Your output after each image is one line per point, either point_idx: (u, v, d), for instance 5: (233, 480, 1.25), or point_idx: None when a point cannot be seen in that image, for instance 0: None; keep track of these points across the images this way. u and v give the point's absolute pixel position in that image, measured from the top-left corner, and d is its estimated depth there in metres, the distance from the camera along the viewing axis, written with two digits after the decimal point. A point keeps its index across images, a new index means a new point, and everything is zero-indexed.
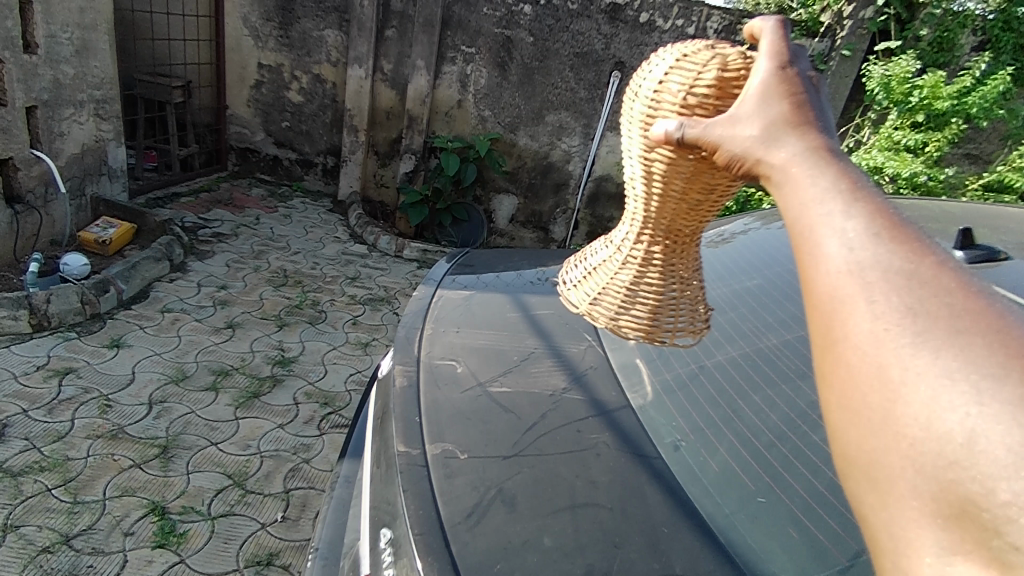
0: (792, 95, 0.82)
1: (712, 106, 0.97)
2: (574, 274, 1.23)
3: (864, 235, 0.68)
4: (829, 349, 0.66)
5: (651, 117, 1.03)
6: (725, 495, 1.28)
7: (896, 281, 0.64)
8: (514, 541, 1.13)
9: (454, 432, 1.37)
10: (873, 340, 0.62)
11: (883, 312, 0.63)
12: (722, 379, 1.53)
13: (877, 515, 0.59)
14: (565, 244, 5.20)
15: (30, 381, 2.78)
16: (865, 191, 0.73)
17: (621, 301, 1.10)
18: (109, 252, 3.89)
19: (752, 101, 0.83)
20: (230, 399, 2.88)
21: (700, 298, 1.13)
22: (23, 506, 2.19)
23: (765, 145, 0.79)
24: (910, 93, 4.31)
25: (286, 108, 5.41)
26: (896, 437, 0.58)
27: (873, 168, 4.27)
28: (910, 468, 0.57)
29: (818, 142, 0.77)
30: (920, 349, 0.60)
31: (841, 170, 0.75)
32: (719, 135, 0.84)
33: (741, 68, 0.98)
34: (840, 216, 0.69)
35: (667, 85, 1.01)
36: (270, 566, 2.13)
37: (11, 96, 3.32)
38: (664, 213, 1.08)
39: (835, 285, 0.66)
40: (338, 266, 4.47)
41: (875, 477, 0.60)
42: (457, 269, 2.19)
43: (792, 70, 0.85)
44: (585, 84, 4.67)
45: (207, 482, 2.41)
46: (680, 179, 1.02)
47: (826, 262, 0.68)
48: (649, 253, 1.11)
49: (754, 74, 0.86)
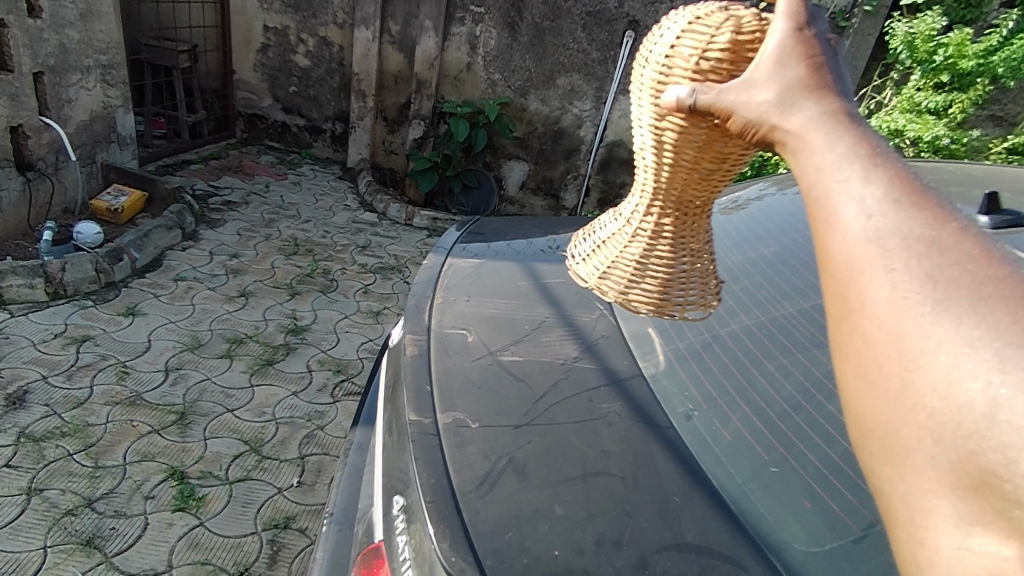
0: (809, 58, 0.78)
1: (726, 71, 0.92)
2: (582, 248, 1.20)
3: (884, 202, 0.65)
4: (845, 320, 0.64)
5: (662, 84, 0.99)
6: (736, 464, 1.27)
7: (916, 249, 0.62)
8: (526, 509, 1.14)
9: (465, 400, 1.37)
10: (892, 309, 0.60)
11: (902, 281, 0.60)
12: (735, 349, 1.51)
13: (892, 487, 0.58)
14: (576, 212, 5.11)
15: (48, 348, 2.83)
16: (884, 157, 0.69)
17: (631, 275, 1.08)
18: (121, 220, 3.90)
19: (767, 65, 0.79)
20: (245, 366, 2.92)
21: (710, 271, 1.11)
22: (47, 470, 2.25)
23: (781, 111, 0.75)
24: (934, 52, 4.15)
25: (293, 73, 5.33)
26: (915, 408, 0.56)
27: (894, 131, 4.17)
28: (928, 438, 0.55)
29: (836, 107, 0.74)
30: (940, 318, 0.57)
31: (861, 135, 0.71)
32: (733, 101, 0.81)
33: (756, 30, 0.93)
34: (859, 182, 0.66)
35: (678, 49, 0.97)
36: (288, 529, 2.18)
37: (17, 62, 3.29)
38: (674, 183, 1.05)
39: (853, 254, 0.64)
40: (348, 234, 4.46)
41: (891, 448, 0.58)
42: (467, 236, 2.17)
43: (810, 32, 0.81)
44: (597, 45, 4.53)
45: (224, 448, 2.46)
46: (691, 148, 0.99)
47: (844, 230, 0.65)
48: (659, 225, 1.08)
49: (769, 37, 0.82)
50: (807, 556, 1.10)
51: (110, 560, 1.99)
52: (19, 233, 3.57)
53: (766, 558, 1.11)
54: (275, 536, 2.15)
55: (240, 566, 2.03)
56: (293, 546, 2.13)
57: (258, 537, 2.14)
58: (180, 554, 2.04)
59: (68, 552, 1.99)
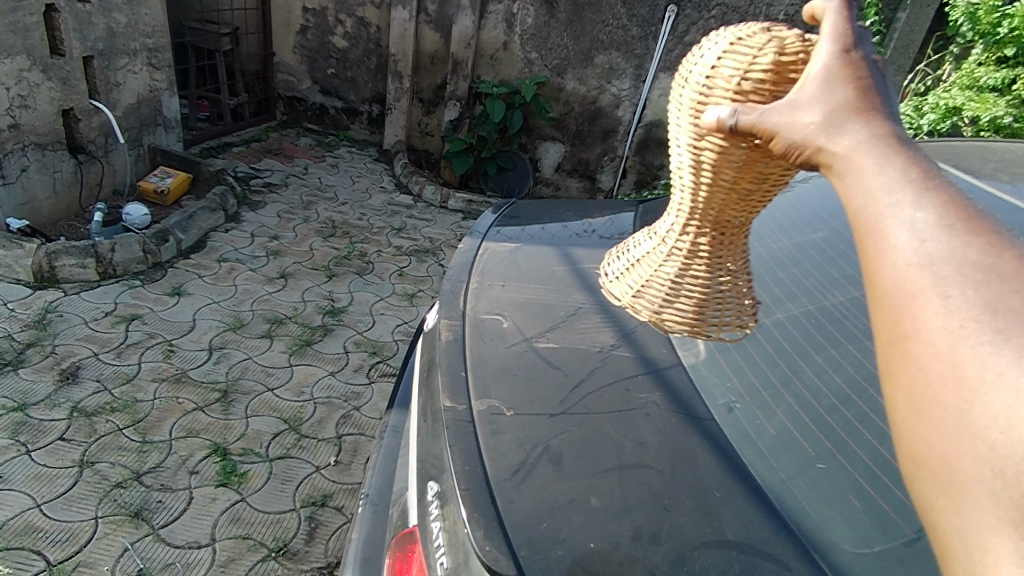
0: (857, 79, 0.74)
1: (768, 93, 0.87)
2: (615, 267, 1.16)
3: (936, 226, 0.62)
4: (896, 347, 0.61)
5: (702, 104, 0.93)
6: (780, 460, 1.23)
7: (971, 276, 0.59)
8: (561, 499, 1.12)
9: (500, 387, 1.35)
10: (947, 337, 0.57)
11: (958, 309, 0.58)
12: (781, 339, 1.45)
13: (946, 521, 0.55)
14: (612, 194, 5.01)
15: (99, 326, 2.93)
16: (936, 181, 0.66)
17: (665, 293, 1.04)
18: (167, 202, 4.01)
19: (813, 85, 0.75)
20: (284, 346, 2.98)
21: (747, 291, 1.06)
22: (98, 444, 2.34)
23: (826, 132, 0.71)
24: (999, 23, 3.90)
25: (331, 54, 5.36)
26: (971, 437, 0.54)
27: (950, 109, 3.93)
28: (987, 470, 0.52)
29: (884, 129, 0.70)
30: (1000, 349, 0.55)
31: (911, 158, 0.68)
32: (776, 122, 0.76)
33: (800, 52, 0.88)
34: (909, 207, 0.63)
35: (719, 70, 0.91)
36: (325, 507, 2.23)
37: (68, 46, 3.39)
38: (712, 203, 0.99)
39: (905, 279, 0.61)
40: (384, 216, 4.48)
41: (946, 480, 0.55)
42: (503, 220, 2.14)
43: (858, 54, 0.77)
44: (638, 21, 4.40)
45: (265, 426, 2.52)
46: (730, 169, 0.93)
47: (896, 253, 0.62)
48: (695, 244, 1.03)
49: (814, 58, 0.78)
50: (857, 558, 1.05)
51: (157, 532, 2.06)
52: (72, 214, 3.71)
53: (815, 559, 1.07)
54: (312, 514, 2.20)
55: (279, 542, 2.08)
56: (329, 524, 2.17)
57: (297, 513, 2.19)
58: (223, 528, 2.10)
59: (117, 523, 2.07)
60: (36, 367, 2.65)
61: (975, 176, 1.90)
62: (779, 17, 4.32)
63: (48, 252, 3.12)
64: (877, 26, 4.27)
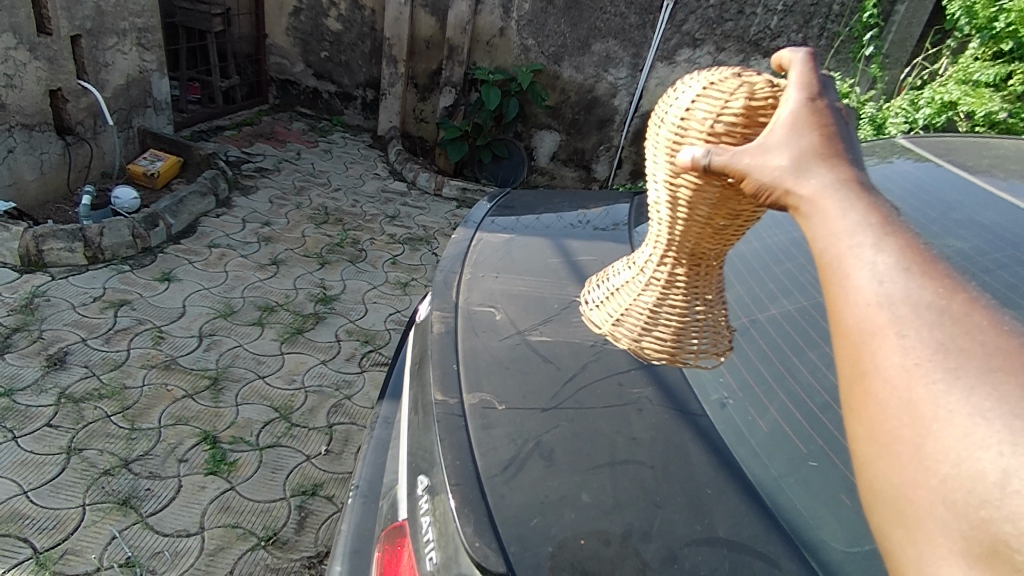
0: (822, 127, 0.77)
1: (740, 135, 0.88)
2: (596, 295, 1.16)
3: (895, 269, 0.63)
4: (857, 383, 0.62)
5: (677, 144, 0.94)
6: (773, 458, 1.22)
7: (927, 316, 0.60)
8: (552, 495, 1.11)
9: (492, 381, 1.34)
10: (904, 374, 0.58)
11: (915, 347, 0.59)
12: (774, 335, 1.45)
13: (904, 552, 0.56)
14: (607, 184, 4.99)
15: (88, 311, 2.89)
16: (897, 226, 0.67)
17: (644, 322, 1.03)
18: (157, 185, 3.95)
19: (781, 131, 0.77)
20: (276, 333, 2.96)
21: (723, 318, 1.06)
22: (86, 431, 2.32)
23: (795, 175, 0.73)
24: (995, 18, 3.89)
25: (325, 37, 5.29)
26: (925, 471, 0.55)
27: (946, 103, 3.92)
28: (939, 503, 0.53)
29: (849, 175, 0.72)
30: (951, 387, 0.56)
31: (874, 203, 0.69)
32: (747, 163, 0.77)
33: (770, 97, 0.88)
34: (870, 249, 0.65)
35: (693, 113, 0.92)
36: (315, 496, 2.22)
37: (55, 25, 3.31)
38: (688, 236, 0.98)
39: (865, 317, 0.62)
40: (378, 204, 4.45)
41: (902, 512, 0.56)
42: (497, 209, 2.12)
43: (823, 102, 0.80)
44: (635, 9, 4.35)
45: (255, 414, 2.51)
46: (706, 205, 0.93)
47: (855, 293, 0.63)
48: (672, 275, 1.03)
49: (782, 105, 0.80)
50: (848, 556, 1.05)
51: (145, 520, 2.05)
52: (60, 197, 3.65)
53: (804, 558, 1.07)
54: (303, 502, 2.19)
55: (269, 530, 2.08)
56: (320, 513, 2.17)
57: (287, 502, 2.18)
58: (212, 516, 2.09)
59: (105, 510, 2.06)
60: (23, 353, 2.62)
61: (970, 172, 1.90)
62: (778, 8, 4.29)
63: (35, 236, 3.07)
64: (875, 18, 4.25)
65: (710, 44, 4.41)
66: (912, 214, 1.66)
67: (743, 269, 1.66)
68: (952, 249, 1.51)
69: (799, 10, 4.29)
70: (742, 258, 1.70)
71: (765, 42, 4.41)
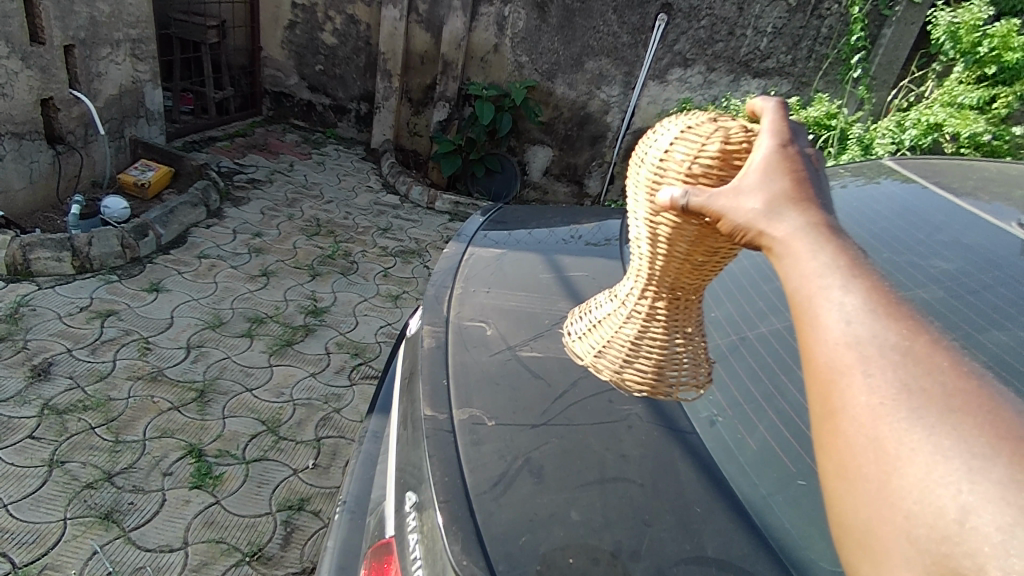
0: (793, 172, 0.79)
1: (717, 176, 0.89)
2: (579, 326, 1.18)
3: (862, 310, 0.65)
4: (827, 421, 0.64)
5: (656, 183, 0.96)
6: (760, 476, 1.23)
7: (891, 357, 0.62)
8: (541, 513, 1.10)
9: (481, 396, 1.34)
10: (870, 413, 0.60)
11: (879, 386, 0.61)
12: (762, 352, 1.46)
13: None
14: (599, 200, 5.02)
15: (74, 321, 2.86)
16: (864, 269, 0.70)
17: (626, 354, 1.05)
18: (147, 195, 3.94)
19: (754, 175, 0.79)
20: (264, 346, 2.94)
21: (704, 350, 1.07)
22: (68, 443, 2.29)
23: (767, 219, 0.75)
24: (979, 43, 3.97)
25: (319, 50, 5.32)
26: (891, 508, 0.57)
27: (932, 125, 3.98)
28: (903, 539, 0.55)
29: (819, 219, 0.74)
30: (915, 425, 0.58)
31: (841, 246, 0.72)
32: (723, 205, 0.79)
33: (744, 141, 0.90)
34: (838, 291, 0.67)
35: (671, 155, 0.94)
36: (301, 511, 2.20)
37: (49, 35, 3.31)
38: (668, 271, 0.99)
39: (834, 357, 0.64)
40: (370, 216, 4.45)
41: (870, 547, 0.58)
42: (490, 224, 2.13)
43: (794, 148, 0.83)
44: (628, 29, 4.42)
45: (242, 427, 2.48)
46: (684, 242, 0.94)
47: (825, 334, 0.65)
48: (653, 308, 1.03)
49: (755, 150, 0.83)
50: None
51: (127, 534, 2.01)
52: (48, 206, 3.62)
53: None
54: (289, 517, 2.17)
55: (253, 546, 2.04)
56: (306, 528, 2.14)
57: (272, 517, 2.15)
58: (196, 531, 2.06)
59: (86, 524, 2.02)
60: (6, 363, 2.59)
61: (955, 193, 1.93)
62: (767, 29, 4.37)
63: (22, 244, 3.04)
64: (862, 41, 4.32)
65: (701, 64, 4.48)
66: (899, 236, 1.69)
67: (733, 287, 1.68)
68: (936, 270, 1.53)
69: (787, 33, 4.38)
70: (733, 275, 1.72)
71: (754, 62, 4.48)
